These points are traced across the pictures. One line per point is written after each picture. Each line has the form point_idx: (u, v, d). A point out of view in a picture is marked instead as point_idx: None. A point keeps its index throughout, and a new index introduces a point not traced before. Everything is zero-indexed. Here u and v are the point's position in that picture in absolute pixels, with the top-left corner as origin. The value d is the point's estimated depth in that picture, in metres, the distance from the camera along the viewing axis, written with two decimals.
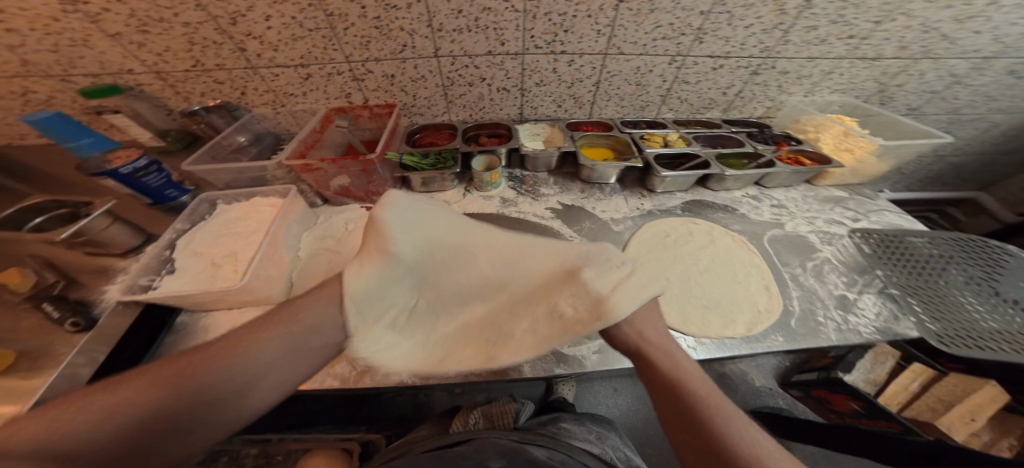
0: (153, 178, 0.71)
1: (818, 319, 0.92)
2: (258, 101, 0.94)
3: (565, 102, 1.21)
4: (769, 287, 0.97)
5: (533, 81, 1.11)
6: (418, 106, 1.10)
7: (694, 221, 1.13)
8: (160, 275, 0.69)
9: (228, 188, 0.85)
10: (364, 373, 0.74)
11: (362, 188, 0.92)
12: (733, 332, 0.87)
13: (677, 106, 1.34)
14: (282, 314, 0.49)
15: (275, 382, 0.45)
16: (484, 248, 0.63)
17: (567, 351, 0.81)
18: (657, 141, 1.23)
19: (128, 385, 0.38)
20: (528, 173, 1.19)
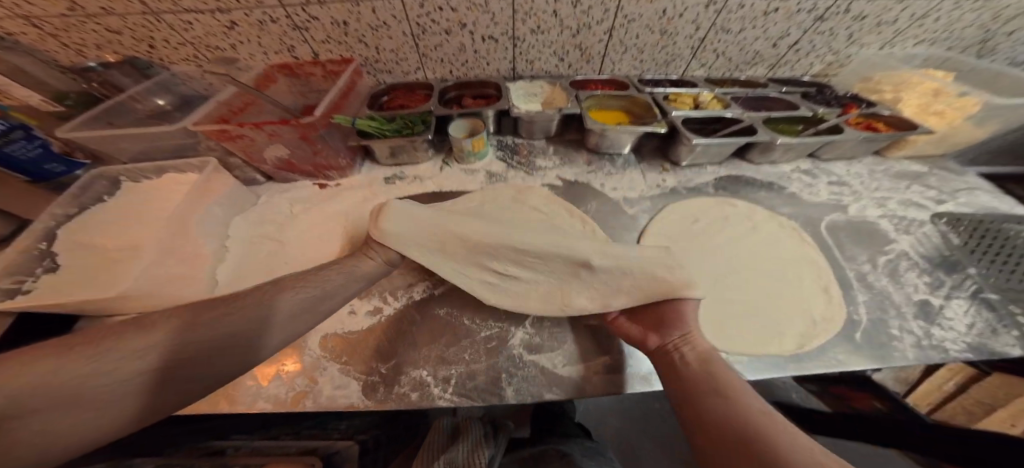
0: (20, 149, 0.55)
1: (893, 332, 0.71)
2: (175, 56, 0.80)
3: (569, 54, 0.97)
4: (828, 289, 0.77)
5: (526, 27, 0.86)
6: (384, 61, 0.89)
7: (731, 203, 0.91)
8: (35, 275, 0.53)
9: (137, 162, 0.68)
10: (304, 394, 0.59)
11: (309, 160, 0.75)
12: (780, 348, 0.67)
13: (710, 62, 1.07)
14: (291, 280, 0.55)
15: (280, 334, 0.50)
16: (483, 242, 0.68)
17: (560, 369, 0.63)
18: (686, 102, 0.97)
19: (154, 328, 0.42)
20: (522, 142, 0.98)
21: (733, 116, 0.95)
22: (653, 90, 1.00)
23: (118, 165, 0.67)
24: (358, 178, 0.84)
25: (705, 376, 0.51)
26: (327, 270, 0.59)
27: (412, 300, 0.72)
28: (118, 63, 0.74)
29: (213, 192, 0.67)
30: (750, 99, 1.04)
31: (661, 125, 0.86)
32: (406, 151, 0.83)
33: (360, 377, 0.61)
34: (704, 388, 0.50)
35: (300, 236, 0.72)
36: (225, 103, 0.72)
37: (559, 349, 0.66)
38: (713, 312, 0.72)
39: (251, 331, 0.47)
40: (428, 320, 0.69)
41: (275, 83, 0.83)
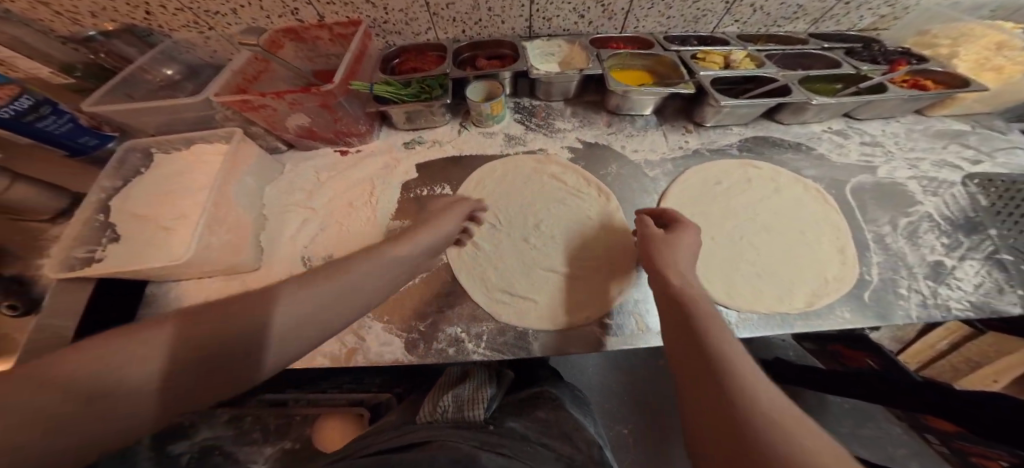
0: (52, 124, 0.57)
1: (901, 291, 0.74)
2: (174, 23, 0.75)
3: (590, 10, 0.87)
4: (843, 250, 0.80)
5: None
6: (393, 22, 0.84)
7: (754, 164, 0.90)
8: (101, 244, 0.59)
9: (162, 134, 0.70)
10: (355, 350, 0.65)
11: (329, 128, 0.75)
12: (790, 306, 0.72)
13: (747, 17, 0.96)
14: (331, 271, 0.43)
15: (311, 334, 0.38)
16: (514, 278, 0.74)
17: (580, 327, 0.69)
18: (716, 61, 0.91)
19: (157, 330, 0.29)
20: (540, 104, 0.95)
21: (768, 76, 0.89)
22: (680, 49, 0.92)
23: (147, 137, 0.68)
24: (378, 144, 0.84)
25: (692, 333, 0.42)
26: (365, 258, 0.47)
27: (443, 264, 0.74)
28: (118, 32, 0.72)
29: (244, 162, 0.68)
30: (786, 57, 0.99)
31: (689, 86, 0.82)
32: (423, 117, 0.82)
33: (402, 334, 0.67)
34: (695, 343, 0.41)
35: (330, 202, 0.76)
36: (237, 73, 0.69)
37: (586, 302, 0.71)
38: (729, 276, 0.75)
39: (270, 331, 0.35)
40: (459, 284, 0.73)
41: (281, 49, 0.80)
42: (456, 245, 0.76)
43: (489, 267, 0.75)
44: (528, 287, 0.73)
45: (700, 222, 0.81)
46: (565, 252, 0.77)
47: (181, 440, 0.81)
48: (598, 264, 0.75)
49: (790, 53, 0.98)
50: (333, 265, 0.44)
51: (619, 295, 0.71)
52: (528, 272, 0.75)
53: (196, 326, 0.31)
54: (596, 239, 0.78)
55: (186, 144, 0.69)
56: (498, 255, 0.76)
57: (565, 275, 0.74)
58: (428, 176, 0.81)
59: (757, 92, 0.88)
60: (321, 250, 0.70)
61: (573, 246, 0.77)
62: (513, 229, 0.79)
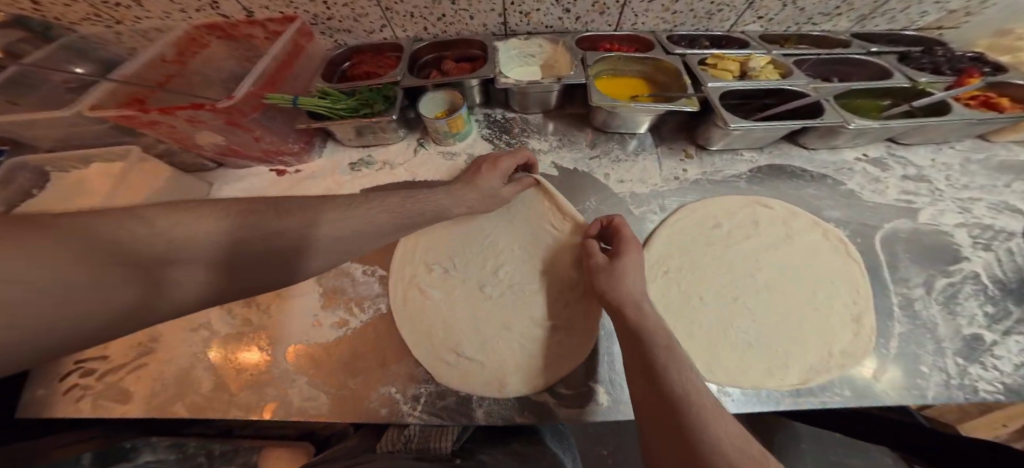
0: None
1: (921, 370, 0.61)
2: (72, 16, 0.65)
3: (577, 3, 0.69)
4: (860, 319, 0.66)
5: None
6: (338, 18, 0.70)
7: (765, 203, 0.75)
8: None
9: (60, 150, 0.61)
10: (272, 406, 0.58)
11: (255, 147, 0.65)
12: (781, 380, 0.60)
13: (774, 13, 0.76)
14: (349, 200, 0.52)
15: (324, 253, 0.49)
16: (466, 327, 0.65)
17: (528, 396, 0.60)
18: (730, 68, 0.67)
19: (210, 214, 0.41)
20: (514, 116, 0.81)
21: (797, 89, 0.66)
22: (685, 51, 0.70)
23: (41, 153, 0.60)
24: (319, 164, 0.73)
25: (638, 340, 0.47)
26: (379, 198, 0.53)
27: (381, 313, 0.65)
28: (2, 24, 0.62)
29: (145, 189, 0.58)
30: (821, 65, 0.80)
31: (691, 102, 0.61)
32: (374, 133, 0.71)
33: (330, 390, 0.60)
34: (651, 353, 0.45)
35: None
36: (133, 80, 0.60)
37: (538, 365, 0.61)
38: (711, 340, 0.64)
39: (292, 239, 0.45)
40: (399, 334, 0.64)
41: (206, 47, 0.68)
42: (403, 292, 0.67)
43: (439, 315, 0.66)
44: (481, 343, 0.64)
45: (687, 270, 0.69)
46: (526, 303, 0.66)
47: None
48: (560, 321, 0.65)
49: (827, 59, 0.78)
50: (354, 197, 0.53)
51: (577, 361, 0.61)
52: (479, 324, 0.65)
53: (234, 214, 0.42)
54: (559, 289, 0.67)
55: (87, 163, 0.61)
56: (450, 304, 0.67)
57: (523, 336, 0.64)
58: None
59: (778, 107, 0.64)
60: None
61: (534, 296, 0.66)
62: (468, 274, 0.69)
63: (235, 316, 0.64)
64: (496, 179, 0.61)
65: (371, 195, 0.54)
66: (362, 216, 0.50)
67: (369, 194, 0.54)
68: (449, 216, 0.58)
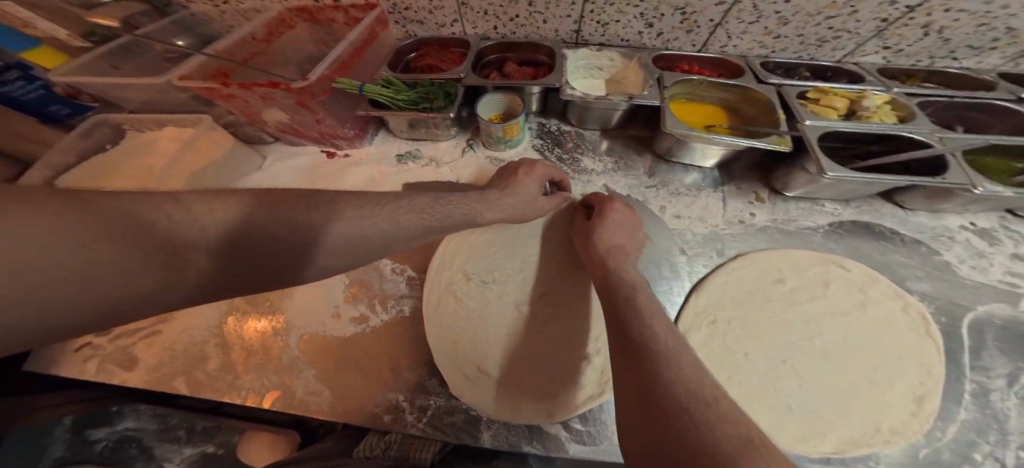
0: (17, 89, 0.54)
1: (974, 457, 0.52)
2: None
3: (663, 18, 0.63)
4: (922, 400, 0.55)
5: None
6: (414, 8, 0.70)
7: (842, 264, 0.65)
8: None
9: (138, 111, 0.65)
10: (277, 393, 0.57)
11: (313, 128, 0.65)
12: (814, 447, 0.52)
13: (906, 44, 0.63)
14: (380, 198, 0.44)
15: (342, 257, 0.41)
16: (501, 345, 0.59)
17: (543, 424, 0.54)
18: (837, 105, 0.58)
19: (225, 203, 0.34)
20: (570, 129, 0.77)
21: (918, 139, 0.56)
22: (781, 81, 0.62)
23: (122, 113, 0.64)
24: (368, 150, 0.73)
25: (620, 312, 0.44)
26: (412, 194, 0.47)
27: (402, 316, 0.62)
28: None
29: (207, 157, 0.61)
30: (947, 110, 0.65)
31: (784, 141, 0.54)
32: (427, 127, 0.69)
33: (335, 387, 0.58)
34: (625, 323, 0.41)
35: None
36: (222, 55, 0.61)
37: (553, 393, 0.56)
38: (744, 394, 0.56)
39: (311, 238, 0.38)
40: (415, 342, 0.61)
41: (292, 29, 0.70)
42: (437, 299, 0.61)
43: (469, 326, 0.60)
44: (506, 362, 0.58)
45: (735, 315, 0.61)
46: (558, 334, 0.60)
47: None
48: (593, 357, 0.58)
49: (955, 104, 0.63)
50: (386, 196, 0.46)
51: (593, 395, 0.56)
52: (508, 342, 0.59)
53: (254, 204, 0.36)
54: (594, 322, 0.60)
55: (160, 126, 0.64)
56: (485, 315, 0.61)
57: (555, 367, 0.58)
58: None
59: (887, 158, 0.55)
60: None
61: (567, 323, 0.61)
62: (504, 287, 0.62)
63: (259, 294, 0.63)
64: (536, 183, 0.59)
65: (411, 196, 0.47)
66: (391, 220, 0.43)
67: (407, 195, 0.47)
68: (480, 222, 0.53)
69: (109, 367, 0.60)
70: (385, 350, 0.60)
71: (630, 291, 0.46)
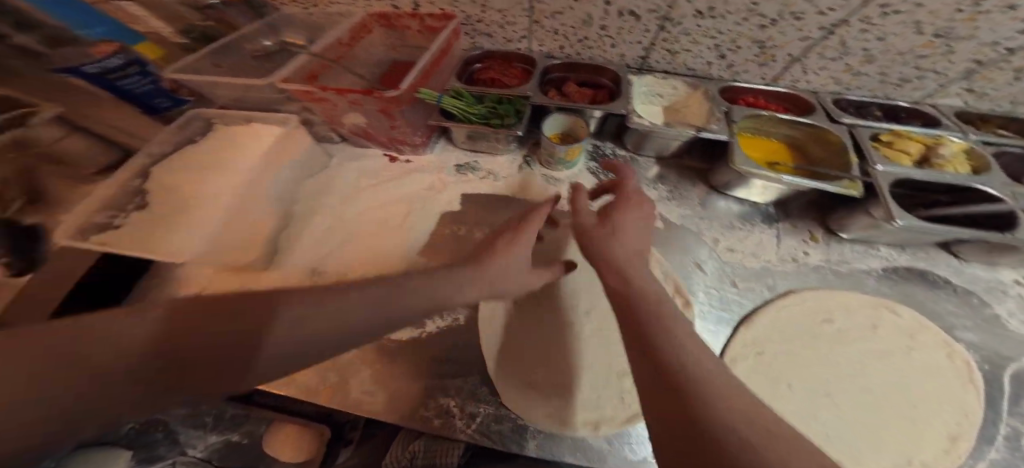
0: (133, 82, 0.57)
1: None
2: None
3: (738, 51, 0.64)
4: (957, 438, 0.53)
5: (688, 3, 0.57)
6: (488, 21, 0.73)
7: (893, 309, 0.64)
8: (124, 212, 0.58)
9: (230, 107, 0.70)
10: (332, 390, 0.60)
11: (384, 133, 0.70)
12: None
13: (993, 88, 0.62)
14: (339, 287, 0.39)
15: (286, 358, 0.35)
16: (552, 359, 0.62)
17: (589, 438, 0.56)
18: (909, 150, 0.58)
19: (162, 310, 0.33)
20: (624, 155, 0.78)
21: (987, 191, 0.56)
22: (854, 122, 0.62)
23: (215, 109, 0.68)
24: (429, 159, 0.77)
25: (637, 324, 0.36)
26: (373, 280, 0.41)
27: (457, 324, 0.65)
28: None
29: (288, 156, 0.67)
30: (1020, 162, 0.63)
31: (854, 186, 0.55)
32: (488, 140, 0.72)
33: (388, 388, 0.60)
34: (645, 333, 0.35)
35: (358, 214, 0.71)
36: (314, 58, 0.65)
37: (599, 405, 0.59)
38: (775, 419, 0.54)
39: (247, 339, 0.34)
40: (465, 349, 0.64)
41: (369, 34, 0.76)
42: (496, 309, 0.65)
43: (523, 338, 0.63)
44: (557, 375, 0.61)
45: (790, 346, 0.60)
46: (606, 351, 0.63)
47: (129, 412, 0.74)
48: None
49: None
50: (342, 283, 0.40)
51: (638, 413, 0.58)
52: (559, 357, 0.62)
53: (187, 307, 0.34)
54: None
55: (247, 122, 0.68)
56: (538, 329, 0.64)
57: (603, 386, 0.60)
58: (470, 216, 0.72)
59: (958, 209, 0.55)
60: (336, 268, 0.67)
61: (615, 344, 0.63)
62: (557, 306, 0.65)
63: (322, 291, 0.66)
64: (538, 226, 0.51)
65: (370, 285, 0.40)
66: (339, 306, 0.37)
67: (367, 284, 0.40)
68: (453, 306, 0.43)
69: None
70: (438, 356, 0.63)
71: (645, 293, 0.40)
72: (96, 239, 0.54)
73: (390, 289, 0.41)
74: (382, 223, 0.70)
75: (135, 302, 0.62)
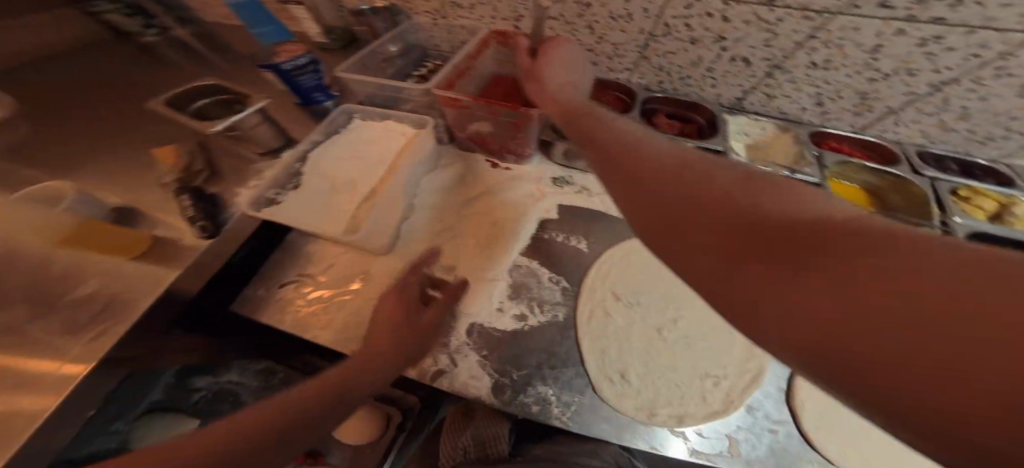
0: (308, 78, 0.67)
1: None
2: (424, 7, 0.79)
3: (837, 100, 0.71)
4: None
5: (806, 55, 0.64)
6: (599, 52, 0.78)
7: None
8: (285, 189, 0.67)
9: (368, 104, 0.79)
10: (440, 374, 0.64)
11: (500, 142, 0.80)
12: None
13: None
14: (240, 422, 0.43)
15: None
16: (642, 361, 0.68)
17: (675, 431, 0.61)
18: (985, 208, 0.66)
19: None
20: None
21: None
22: (936, 176, 0.70)
23: (357, 103, 0.78)
24: (528, 169, 0.85)
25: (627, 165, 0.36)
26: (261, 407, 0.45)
27: (556, 320, 0.71)
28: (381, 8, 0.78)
29: (413, 150, 0.73)
30: None
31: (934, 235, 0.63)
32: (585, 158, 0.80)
33: (492, 374, 0.65)
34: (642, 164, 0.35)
35: (470, 211, 0.80)
36: (454, 68, 0.74)
37: (681, 402, 0.63)
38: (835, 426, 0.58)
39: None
40: (563, 345, 0.69)
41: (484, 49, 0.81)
42: (591, 310, 0.71)
43: (614, 341, 0.69)
44: (644, 374, 0.66)
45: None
46: (685, 354, 0.67)
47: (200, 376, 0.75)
48: (717, 379, 0.64)
49: None
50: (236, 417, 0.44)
51: (717, 412, 0.61)
52: (649, 359, 0.68)
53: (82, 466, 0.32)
54: (725, 353, 0.66)
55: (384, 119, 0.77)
56: (629, 332, 0.70)
57: (686, 385, 0.64)
58: (567, 225, 0.80)
59: None
60: (447, 258, 0.76)
61: (694, 350, 0.67)
62: (645, 315, 0.71)
63: (436, 278, 0.74)
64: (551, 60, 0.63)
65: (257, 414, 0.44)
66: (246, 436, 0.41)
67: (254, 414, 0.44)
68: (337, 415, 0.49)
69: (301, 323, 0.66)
70: (536, 351, 0.68)
71: (624, 139, 0.41)
72: (263, 212, 0.62)
73: (248, 423, 0.43)
74: (490, 222, 0.79)
75: (273, 271, 0.70)
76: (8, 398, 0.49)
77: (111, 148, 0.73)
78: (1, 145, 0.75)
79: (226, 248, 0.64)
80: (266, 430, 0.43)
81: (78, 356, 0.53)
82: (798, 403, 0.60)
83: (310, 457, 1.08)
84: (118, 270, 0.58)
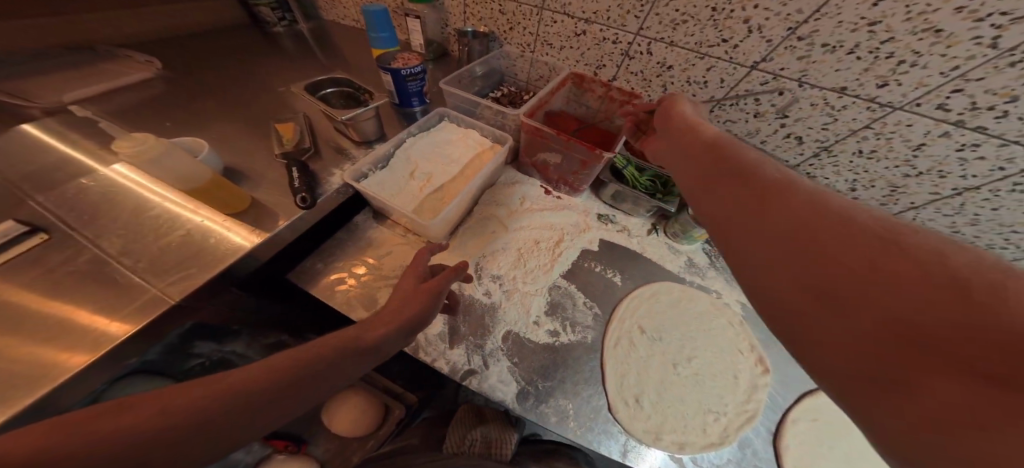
0: (414, 83, 0.76)
1: None
2: (520, 42, 0.91)
3: (869, 188, 0.80)
4: None
5: (855, 143, 0.72)
6: None
7: None
8: (376, 169, 0.74)
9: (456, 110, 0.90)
10: (473, 373, 0.68)
11: (561, 171, 0.89)
12: None
13: None
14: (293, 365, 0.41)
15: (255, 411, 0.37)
16: (657, 388, 0.75)
17: (675, 456, 0.68)
18: None
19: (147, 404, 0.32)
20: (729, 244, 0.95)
21: None
22: None
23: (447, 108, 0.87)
24: (575, 201, 0.95)
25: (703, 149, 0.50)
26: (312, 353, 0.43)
27: (585, 341, 0.78)
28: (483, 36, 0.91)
29: (490, 158, 0.79)
30: None
31: None
32: (629, 200, 0.89)
33: (520, 381, 0.69)
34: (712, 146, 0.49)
35: (522, 227, 0.88)
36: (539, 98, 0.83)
37: (685, 430, 0.71)
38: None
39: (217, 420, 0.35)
40: (588, 364, 0.75)
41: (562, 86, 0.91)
42: (617, 337, 0.79)
43: (634, 366, 0.76)
44: (656, 400, 0.73)
45: (831, 423, 0.74)
46: (695, 389, 0.76)
47: (210, 343, 0.73)
48: (716, 416, 0.73)
49: None
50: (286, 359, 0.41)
51: (715, 444, 0.70)
52: (663, 386, 0.76)
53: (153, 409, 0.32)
54: (728, 393, 0.76)
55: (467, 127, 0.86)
56: (647, 361, 0.78)
57: (690, 417, 0.72)
58: (605, 258, 0.89)
59: None
60: (494, 266, 0.82)
61: (702, 389, 0.76)
62: (663, 349, 0.81)
63: (482, 285, 0.80)
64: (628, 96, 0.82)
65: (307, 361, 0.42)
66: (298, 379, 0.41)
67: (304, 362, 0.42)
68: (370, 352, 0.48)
69: (355, 302, 0.68)
70: (563, 363, 0.74)
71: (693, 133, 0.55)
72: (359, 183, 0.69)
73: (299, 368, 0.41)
74: (538, 240, 0.87)
75: (338, 252, 0.75)
76: (60, 335, 0.47)
77: (224, 118, 0.78)
78: (131, 98, 0.80)
79: (307, 220, 0.68)
80: (316, 370, 0.42)
81: (125, 317, 0.50)
82: (782, 446, 0.70)
83: (292, 444, 1.04)
84: (206, 233, 0.60)
